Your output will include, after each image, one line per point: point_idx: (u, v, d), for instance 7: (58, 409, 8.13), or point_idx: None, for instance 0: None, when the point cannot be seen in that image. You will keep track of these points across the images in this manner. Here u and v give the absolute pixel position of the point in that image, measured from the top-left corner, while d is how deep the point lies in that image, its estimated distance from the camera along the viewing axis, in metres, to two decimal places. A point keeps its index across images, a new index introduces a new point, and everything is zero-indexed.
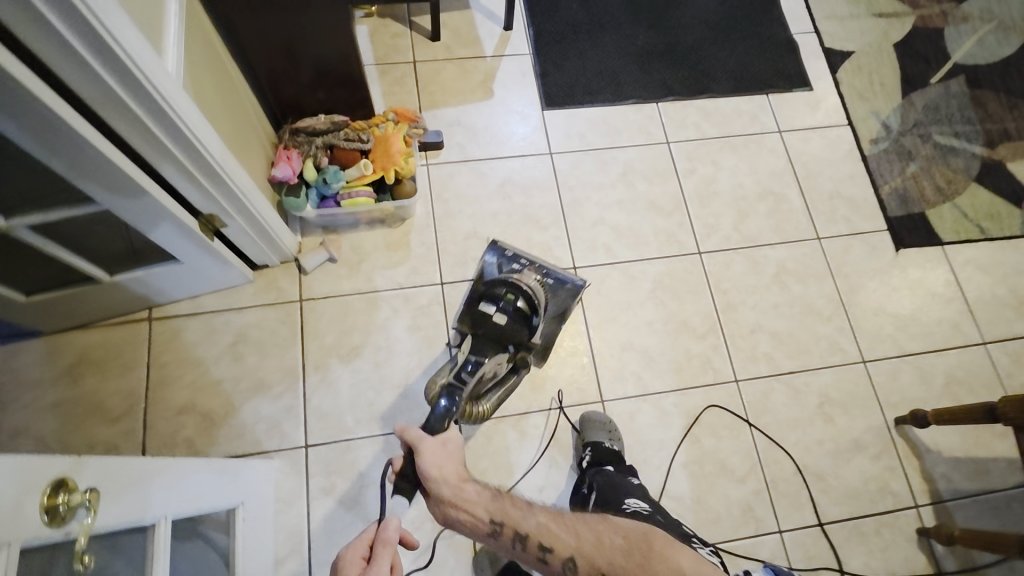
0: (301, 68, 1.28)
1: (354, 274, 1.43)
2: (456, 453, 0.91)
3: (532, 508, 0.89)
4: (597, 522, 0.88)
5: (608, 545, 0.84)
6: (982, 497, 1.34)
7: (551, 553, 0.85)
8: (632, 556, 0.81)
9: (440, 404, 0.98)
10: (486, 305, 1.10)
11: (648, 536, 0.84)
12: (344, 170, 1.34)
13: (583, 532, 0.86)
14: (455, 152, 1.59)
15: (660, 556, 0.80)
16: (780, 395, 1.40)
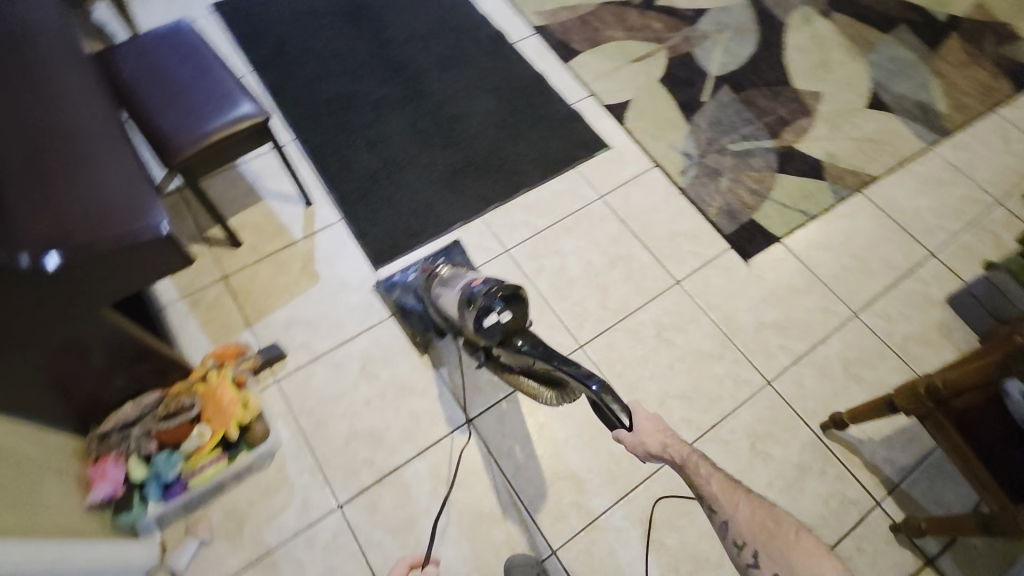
0: (89, 359, 1.05)
1: (238, 545, 1.22)
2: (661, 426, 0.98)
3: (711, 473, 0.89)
4: (765, 507, 0.84)
5: (761, 526, 0.82)
6: (925, 463, 1.42)
7: (711, 514, 0.87)
8: (783, 539, 0.80)
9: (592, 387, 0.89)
10: (490, 318, 1.07)
11: (805, 533, 0.80)
12: (178, 447, 1.17)
13: (747, 508, 0.84)
14: (303, 353, 1.44)
15: (809, 554, 0.77)
16: (714, 453, 1.40)
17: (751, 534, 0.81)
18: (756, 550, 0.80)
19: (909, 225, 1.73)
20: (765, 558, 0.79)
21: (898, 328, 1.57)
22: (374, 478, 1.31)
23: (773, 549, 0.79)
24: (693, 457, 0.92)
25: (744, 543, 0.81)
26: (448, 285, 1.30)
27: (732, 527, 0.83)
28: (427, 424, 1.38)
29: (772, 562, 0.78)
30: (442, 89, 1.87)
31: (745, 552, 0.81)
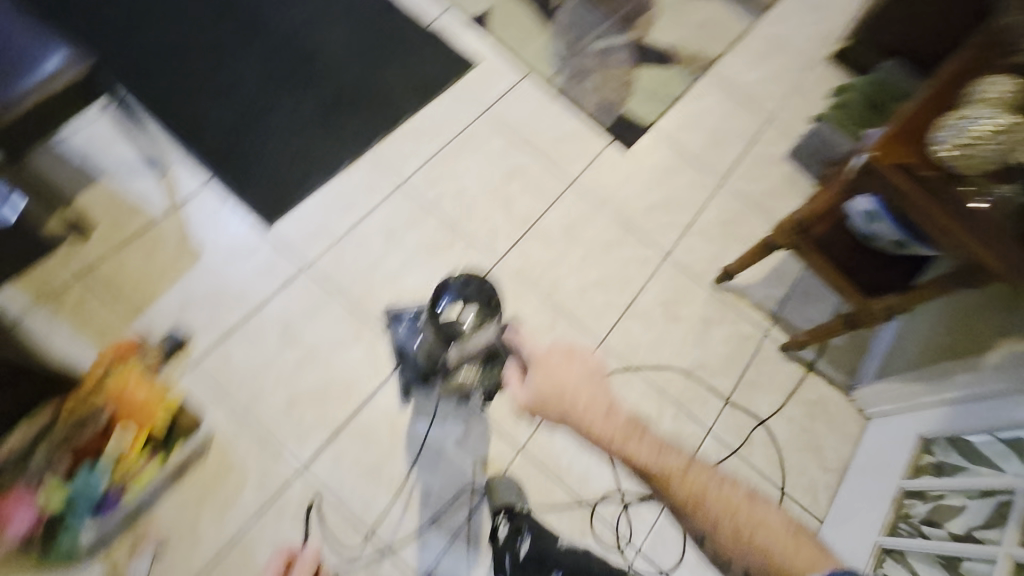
0: None
1: (200, 540, 1.14)
2: (606, 416, 0.88)
3: (658, 460, 0.84)
4: (717, 480, 0.84)
5: (725, 519, 0.81)
6: (796, 291, 1.70)
7: (647, 483, 0.84)
8: (743, 533, 0.79)
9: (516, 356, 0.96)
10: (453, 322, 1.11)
11: (800, 540, 0.78)
12: (99, 459, 1.02)
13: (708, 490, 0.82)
14: (210, 333, 1.31)
15: (778, 558, 0.77)
16: (636, 327, 1.55)
17: (712, 524, 0.81)
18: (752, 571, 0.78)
19: (750, 96, 1.96)
20: (716, 541, 0.81)
21: (757, 186, 1.82)
22: (328, 434, 1.27)
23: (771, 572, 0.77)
24: (671, 468, 0.83)
25: (696, 525, 0.82)
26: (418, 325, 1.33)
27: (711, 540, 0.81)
28: (368, 369, 1.35)
29: (722, 550, 0.80)
30: (285, 21, 1.68)
31: (695, 532, 0.83)
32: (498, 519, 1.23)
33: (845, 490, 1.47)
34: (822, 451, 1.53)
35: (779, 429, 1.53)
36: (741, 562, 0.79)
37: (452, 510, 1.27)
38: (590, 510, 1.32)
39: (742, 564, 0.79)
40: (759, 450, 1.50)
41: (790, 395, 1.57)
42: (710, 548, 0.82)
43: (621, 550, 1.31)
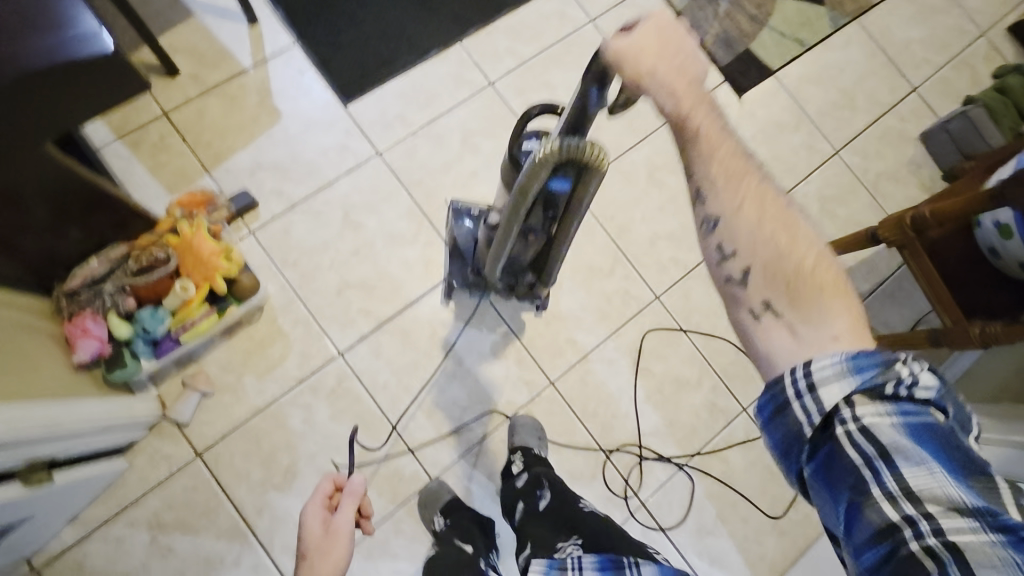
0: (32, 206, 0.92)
1: (241, 394, 1.21)
2: (686, 71, 0.61)
3: (723, 152, 0.60)
4: (789, 226, 0.59)
5: (771, 243, 0.58)
6: (879, 290, 1.57)
7: (698, 201, 0.61)
8: (793, 265, 0.57)
9: (574, 140, 0.74)
10: (531, 143, 0.95)
11: (844, 302, 0.55)
12: (162, 303, 1.08)
13: (772, 233, 0.58)
14: (276, 201, 1.31)
15: (820, 294, 0.55)
16: (698, 289, 1.47)
17: (751, 247, 0.59)
18: (775, 308, 0.56)
19: (897, 59, 1.70)
20: (758, 280, 0.58)
21: (873, 166, 1.63)
22: (372, 326, 1.29)
23: (799, 312, 0.55)
24: (732, 162, 0.60)
25: (735, 253, 0.59)
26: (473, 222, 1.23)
27: (747, 268, 0.58)
28: (420, 273, 1.34)
29: (765, 290, 0.57)
30: None
31: (734, 263, 0.59)
32: (513, 457, 1.22)
33: None
34: None
35: None
36: (781, 303, 0.56)
37: (473, 424, 1.30)
38: (604, 456, 1.34)
39: (779, 308, 0.56)
40: None
41: None
42: (748, 295, 0.58)
43: (626, 499, 1.33)
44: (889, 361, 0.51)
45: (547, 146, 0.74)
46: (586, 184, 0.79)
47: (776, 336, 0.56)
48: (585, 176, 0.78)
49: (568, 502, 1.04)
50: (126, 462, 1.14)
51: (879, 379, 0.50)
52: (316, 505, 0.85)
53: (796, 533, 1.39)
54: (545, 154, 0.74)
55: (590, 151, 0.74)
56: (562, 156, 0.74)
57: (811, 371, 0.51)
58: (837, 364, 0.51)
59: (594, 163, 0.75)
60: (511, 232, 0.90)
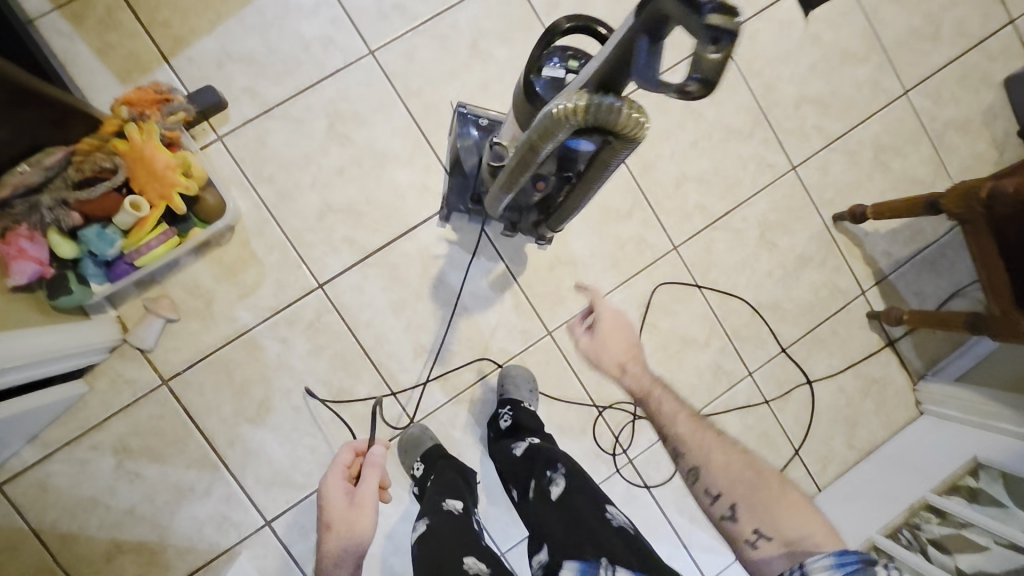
0: None
1: (210, 322, 1.11)
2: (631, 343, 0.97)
3: (693, 428, 0.89)
4: (741, 455, 0.86)
5: (744, 480, 0.83)
6: (919, 257, 1.42)
7: (680, 462, 0.88)
8: (761, 490, 0.82)
9: (609, 99, 0.58)
10: (553, 70, 0.74)
11: (788, 489, 0.83)
12: (112, 221, 0.94)
13: (722, 460, 0.86)
14: (249, 103, 1.12)
15: (787, 511, 0.80)
16: (722, 242, 1.33)
17: (729, 485, 0.84)
18: (758, 529, 0.80)
19: None
20: (744, 514, 0.82)
21: (944, 113, 1.42)
22: (356, 257, 1.16)
23: (755, 508, 0.81)
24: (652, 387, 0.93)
25: (721, 496, 0.84)
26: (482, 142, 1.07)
27: (726, 497, 0.83)
28: (413, 200, 1.18)
29: (753, 518, 0.81)
30: None
31: (722, 504, 0.83)
32: (501, 410, 1.15)
33: (860, 471, 1.36)
34: (858, 429, 1.40)
35: (825, 394, 1.39)
36: (767, 528, 0.79)
37: (461, 369, 1.21)
38: (597, 412, 1.27)
39: (768, 534, 0.79)
40: (794, 408, 1.37)
41: (853, 364, 1.40)
42: (740, 527, 0.81)
43: (614, 456, 1.27)
44: (869, 566, 0.66)
45: (572, 103, 0.58)
46: (613, 147, 0.65)
47: (774, 557, 0.77)
48: (615, 144, 0.63)
49: (595, 502, 0.87)
50: (86, 385, 1.07)
51: (857, 572, 0.66)
52: (339, 474, 0.90)
53: None
54: (571, 113, 0.59)
55: (627, 117, 0.59)
56: (590, 117, 0.59)
57: (807, 570, 0.68)
58: (827, 564, 0.67)
59: (631, 134, 0.60)
60: (520, 179, 0.77)
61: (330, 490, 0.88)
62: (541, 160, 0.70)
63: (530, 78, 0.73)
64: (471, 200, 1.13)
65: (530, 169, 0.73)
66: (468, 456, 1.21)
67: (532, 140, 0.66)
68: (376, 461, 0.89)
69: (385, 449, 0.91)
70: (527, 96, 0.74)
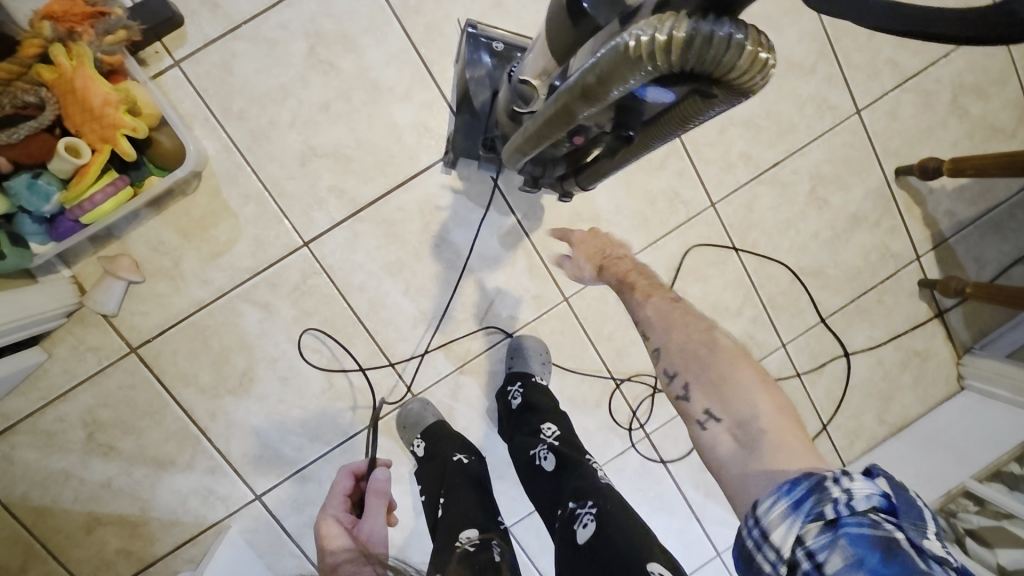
0: None
1: (181, 283, 0.97)
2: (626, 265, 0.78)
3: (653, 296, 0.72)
4: (703, 330, 0.67)
5: (697, 351, 0.64)
6: (985, 218, 1.25)
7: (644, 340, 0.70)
8: (715, 369, 0.63)
9: (723, 27, 0.38)
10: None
11: (744, 364, 0.63)
12: (45, 169, 0.78)
13: (681, 332, 0.66)
14: (210, 17, 0.91)
15: (742, 385, 0.61)
16: (766, 197, 1.15)
17: (684, 362, 0.65)
18: (707, 408, 0.61)
19: None
20: (696, 392, 0.62)
21: None
22: (346, 210, 1.00)
23: (708, 385, 0.62)
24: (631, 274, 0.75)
25: (675, 375, 0.65)
26: (494, 76, 0.89)
27: (687, 381, 0.64)
28: (412, 143, 1.00)
29: (706, 398, 0.62)
30: None
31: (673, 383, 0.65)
32: (511, 387, 1.04)
33: (892, 448, 1.28)
34: (891, 403, 1.30)
35: (862, 367, 1.27)
36: (719, 408, 0.60)
37: (465, 337, 1.08)
38: (614, 385, 1.16)
39: (718, 414, 0.60)
40: (826, 382, 1.26)
41: (896, 336, 1.27)
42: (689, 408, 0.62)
43: (629, 431, 1.18)
44: (820, 484, 0.49)
45: (663, 33, 0.39)
46: (705, 98, 0.47)
47: (721, 445, 0.59)
48: (714, 91, 0.45)
49: (635, 559, 0.68)
50: (44, 353, 0.94)
51: (816, 506, 0.49)
52: (342, 501, 0.85)
53: None
54: (664, 46, 0.39)
55: (749, 57, 0.40)
56: (689, 58, 0.40)
57: (761, 522, 0.51)
58: (779, 511, 0.50)
59: (748, 81, 0.42)
60: (559, 130, 0.59)
61: (332, 516, 0.81)
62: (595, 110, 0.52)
63: None
64: (478, 146, 0.96)
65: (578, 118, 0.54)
66: (473, 431, 1.11)
67: (592, 82, 0.47)
68: (377, 487, 0.83)
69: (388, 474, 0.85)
70: (572, 16, 0.55)
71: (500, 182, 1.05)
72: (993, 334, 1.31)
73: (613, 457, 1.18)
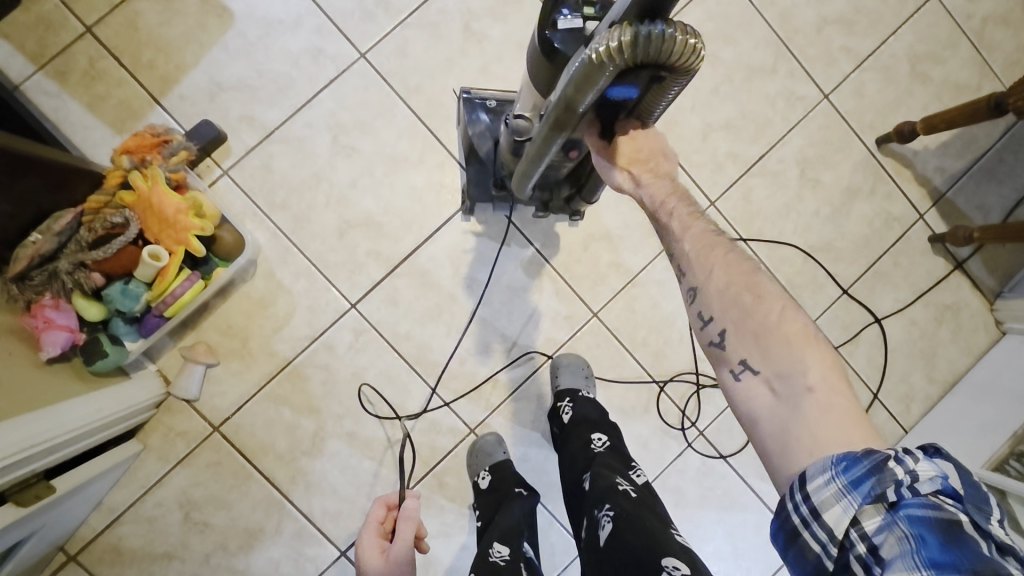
0: None
1: (252, 361, 1.08)
2: (652, 151, 0.73)
3: (692, 227, 0.69)
4: (745, 273, 0.66)
5: (737, 301, 0.65)
6: (976, 167, 1.31)
7: (679, 277, 0.70)
8: (759, 318, 0.64)
9: (656, 26, 0.52)
10: (568, 21, 0.65)
11: (790, 316, 0.63)
12: (133, 275, 0.92)
13: (722, 275, 0.66)
14: (248, 129, 1.08)
15: (790, 344, 0.62)
16: (761, 188, 1.24)
17: (723, 308, 0.66)
18: (744, 360, 0.63)
19: None
20: (735, 340, 0.65)
21: (979, 9, 1.30)
22: (384, 269, 1.11)
23: (747, 334, 0.64)
24: (667, 195, 0.71)
25: (712, 319, 0.66)
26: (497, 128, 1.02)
27: (723, 329, 0.65)
28: (433, 201, 1.13)
29: (744, 348, 0.64)
30: None
31: (710, 327, 0.67)
32: (561, 403, 1.10)
33: (949, 404, 1.27)
34: (936, 360, 1.30)
35: (897, 330, 1.29)
36: (757, 360, 0.63)
37: (510, 366, 1.16)
38: (659, 388, 1.21)
39: (756, 365, 0.63)
40: (866, 350, 1.28)
41: (922, 294, 1.30)
42: (727, 354, 0.65)
43: (684, 431, 1.21)
44: (880, 464, 0.52)
45: (615, 39, 0.53)
46: (660, 84, 0.59)
47: (756, 393, 0.62)
48: (664, 79, 0.58)
49: (653, 556, 0.75)
50: (140, 444, 1.04)
51: (875, 487, 0.52)
52: (373, 531, 0.80)
53: None
54: (618, 48, 0.53)
55: (681, 44, 0.53)
56: (636, 52, 0.53)
57: (812, 500, 0.54)
58: (834, 489, 0.53)
59: (685, 63, 0.55)
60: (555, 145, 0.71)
61: (365, 549, 0.78)
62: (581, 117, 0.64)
63: (546, 35, 0.66)
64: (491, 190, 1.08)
65: (566, 128, 0.66)
66: (533, 454, 1.16)
67: (569, 95, 0.60)
68: (407, 513, 0.78)
69: (419, 500, 0.80)
70: (546, 55, 0.68)
71: (516, 218, 1.16)
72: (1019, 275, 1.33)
73: (672, 460, 1.21)
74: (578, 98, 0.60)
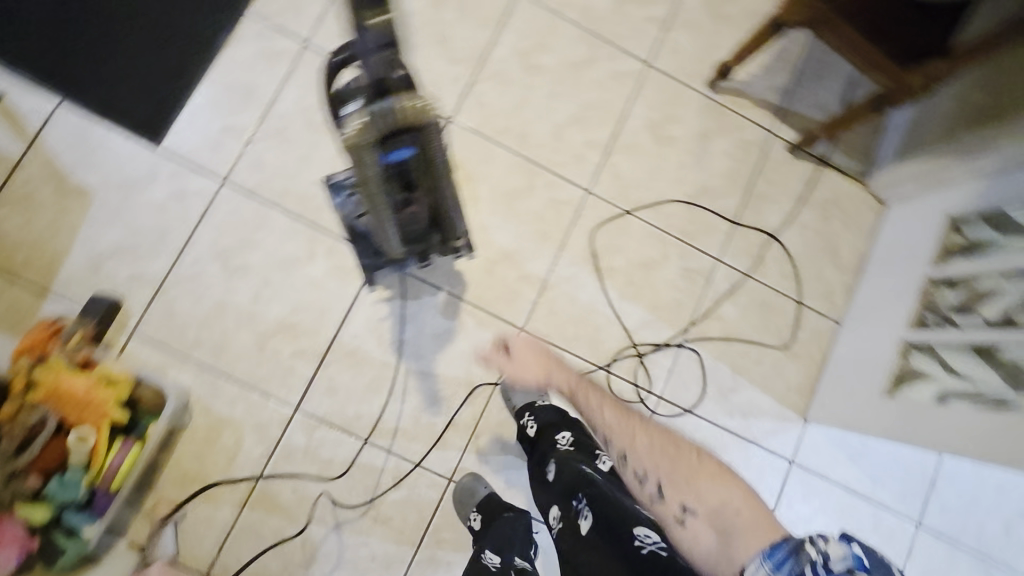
0: None
1: (217, 498, 1.09)
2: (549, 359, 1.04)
3: (611, 410, 0.94)
4: (668, 438, 0.87)
5: (665, 456, 0.84)
6: (801, 73, 1.42)
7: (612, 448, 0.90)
8: (681, 471, 0.81)
9: (379, 99, 0.66)
10: None
11: (708, 459, 0.83)
12: (67, 466, 0.93)
13: (647, 441, 0.87)
14: (140, 286, 1.12)
15: (714, 479, 0.79)
16: (624, 162, 1.33)
17: (656, 465, 0.83)
18: (684, 503, 0.77)
19: None
20: (669, 489, 0.79)
21: None
22: (313, 365, 1.16)
23: (680, 482, 0.80)
24: (579, 382, 1.00)
25: (651, 477, 0.82)
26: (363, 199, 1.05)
27: (660, 484, 0.81)
28: (335, 285, 1.18)
29: (678, 494, 0.79)
30: None
31: (649, 486, 0.81)
32: (524, 419, 1.14)
33: (864, 284, 1.36)
34: (840, 251, 1.39)
35: (796, 238, 1.38)
36: (692, 499, 0.77)
37: (463, 406, 1.20)
38: (605, 372, 1.27)
39: (693, 506, 0.76)
40: (775, 266, 1.37)
41: (804, 198, 1.39)
42: (667, 505, 0.78)
43: (643, 402, 1.28)
44: (798, 548, 0.65)
45: (354, 120, 0.66)
46: (420, 139, 0.71)
47: (703, 534, 0.74)
48: (418, 134, 0.70)
49: (626, 523, 0.84)
50: None
51: (796, 567, 0.64)
52: None
53: (814, 350, 1.36)
54: (358, 124, 0.66)
55: (406, 105, 0.66)
56: (373, 122, 0.66)
57: None
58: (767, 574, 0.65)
59: (421, 117, 0.67)
60: (386, 213, 0.82)
61: None
62: (381, 186, 0.75)
63: None
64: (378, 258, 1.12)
65: (380, 196, 0.77)
66: (515, 479, 1.19)
67: (357, 168, 0.72)
68: None
69: None
70: None
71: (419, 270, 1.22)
72: (880, 148, 1.43)
73: None
74: (363, 173, 0.72)
